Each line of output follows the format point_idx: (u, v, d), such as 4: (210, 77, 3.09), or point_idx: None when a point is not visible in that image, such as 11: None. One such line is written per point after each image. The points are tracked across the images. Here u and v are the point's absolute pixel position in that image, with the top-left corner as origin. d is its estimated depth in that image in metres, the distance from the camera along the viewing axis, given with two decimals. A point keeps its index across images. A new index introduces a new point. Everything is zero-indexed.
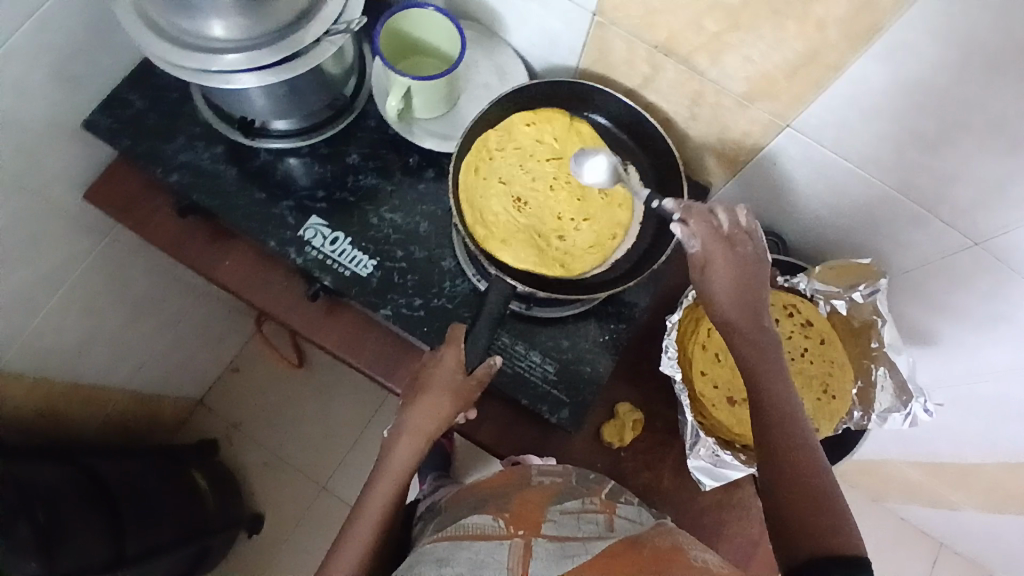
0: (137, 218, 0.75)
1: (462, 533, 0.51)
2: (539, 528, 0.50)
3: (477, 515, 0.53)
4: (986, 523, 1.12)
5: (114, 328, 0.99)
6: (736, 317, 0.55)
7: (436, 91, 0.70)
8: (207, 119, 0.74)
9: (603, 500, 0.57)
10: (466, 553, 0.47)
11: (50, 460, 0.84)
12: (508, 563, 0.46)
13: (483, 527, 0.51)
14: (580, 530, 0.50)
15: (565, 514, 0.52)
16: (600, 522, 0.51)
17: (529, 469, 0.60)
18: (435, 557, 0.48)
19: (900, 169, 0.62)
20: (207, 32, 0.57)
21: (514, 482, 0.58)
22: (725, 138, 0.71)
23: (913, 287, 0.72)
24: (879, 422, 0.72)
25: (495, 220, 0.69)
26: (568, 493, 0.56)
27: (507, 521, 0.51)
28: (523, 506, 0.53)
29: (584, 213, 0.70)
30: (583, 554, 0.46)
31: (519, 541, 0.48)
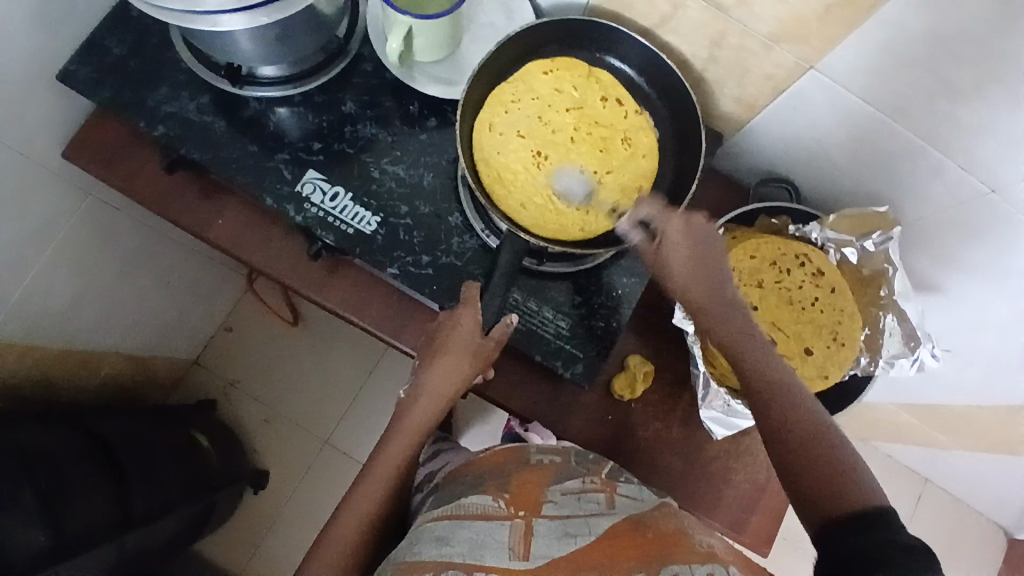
0: (120, 174, 0.71)
1: (463, 512, 0.49)
2: (540, 508, 0.49)
3: (477, 493, 0.51)
4: (970, 462, 1.16)
5: (102, 293, 0.95)
6: (694, 289, 0.57)
7: (438, 31, 0.65)
8: (190, 66, 0.68)
9: (603, 478, 0.55)
10: (466, 533, 0.47)
11: (49, 431, 0.83)
12: (510, 545, 0.46)
13: (483, 509, 0.49)
14: (581, 508, 0.50)
15: (565, 493, 0.51)
16: (601, 501, 0.51)
17: (528, 446, 0.56)
18: (435, 536, 0.47)
19: (926, 116, 0.59)
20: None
21: (514, 459, 0.55)
22: (744, 81, 0.68)
23: (926, 236, 0.72)
24: (886, 367, 0.72)
25: (514, 178, 0.67)
26: (568, 471, 0.54)
27: (508, 502, 0.50)
28: (522, 485, 0.51)
29: (606, 165, 0.68)
30: (585, 536, 0.47)
31: (520, 523, 0.48)
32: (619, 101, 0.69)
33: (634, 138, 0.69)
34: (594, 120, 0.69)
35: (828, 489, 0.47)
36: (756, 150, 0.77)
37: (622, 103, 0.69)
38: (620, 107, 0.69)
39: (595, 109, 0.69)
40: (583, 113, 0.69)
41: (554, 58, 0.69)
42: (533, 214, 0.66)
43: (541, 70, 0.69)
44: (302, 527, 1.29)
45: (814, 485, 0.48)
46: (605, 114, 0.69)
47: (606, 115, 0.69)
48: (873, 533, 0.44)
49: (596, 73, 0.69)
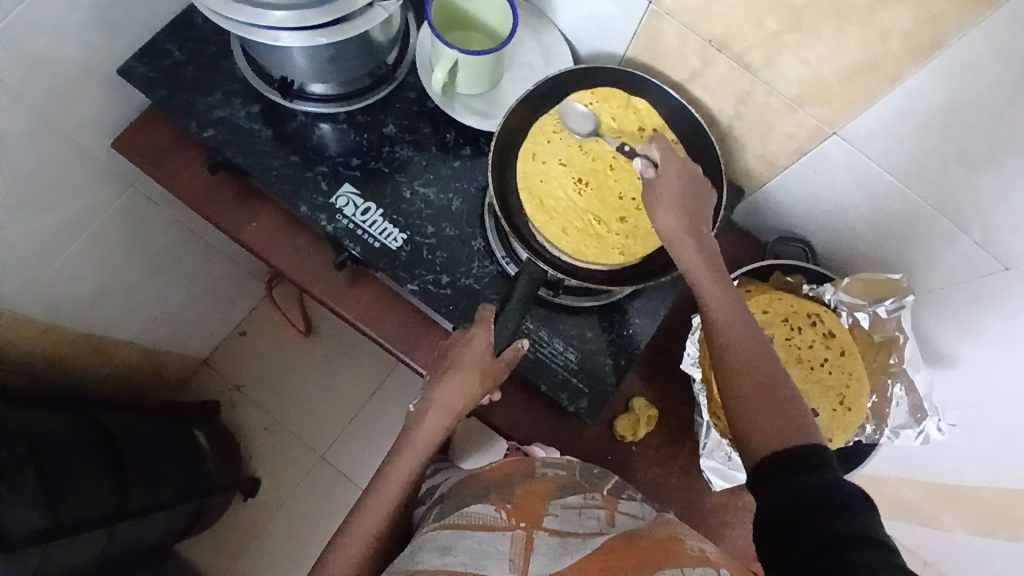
0: (166, 171, 0.74)
1: (465, 521, 0.49)
2: (542, 521, 0.49)
3: (481, 503, 0.51)
4: (975, 547, 1.13)
5: (128, 281, 0.98)
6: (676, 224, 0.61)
7: (481, 68, 0.69)
8: (246, 76, 0.73)
9: (604, 495, 0.56)
10: (468, 542, 0.47)
11: (56, 411, 0.84)
12: (511, 556, 0.46)
13: (485, 518, 0.49)
14: (582, 525, 0.50)
15: (567, 508, 0.51)
16: (601, 517, 0.51)
17: (533, 460, 0.58)
18: (438, 544, 0.47)
19: (942, 188, 0.61)
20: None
21: (519, 471, 0.56)
22: (767, 141, 0.70)
23: (939, 308, 0.72)
24: (891, 437, 0.72)
25: (556, 204, 0.69)
26: (570, 487, 0.55)
27: (509, 513, 0.50)
28: (526, 498, 0.52)
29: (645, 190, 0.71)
30: (581, 549, 0.46)
31: (521, 533, 0.48)
32: (654, 130, 0.71)
33: None
34: (633, 148, 0.71)
35: (774, 420, 0.50)
36: (775, 208, 0.79)
37: (657, 132, 0.71)
38: (656, 135, 0.71)
39: (634, 139, 0.71)
40: (621, 143, 0.71)
41: (594, 89, 0.72)
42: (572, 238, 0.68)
43: (581, 100, 0.71)
44: (288, 541, 1.28)
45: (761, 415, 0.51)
46: (644, 144, 0.71)
47: (643, 143, 0.71)
48: (810, 470, 0.47)
49: (632, 102, 0.71)
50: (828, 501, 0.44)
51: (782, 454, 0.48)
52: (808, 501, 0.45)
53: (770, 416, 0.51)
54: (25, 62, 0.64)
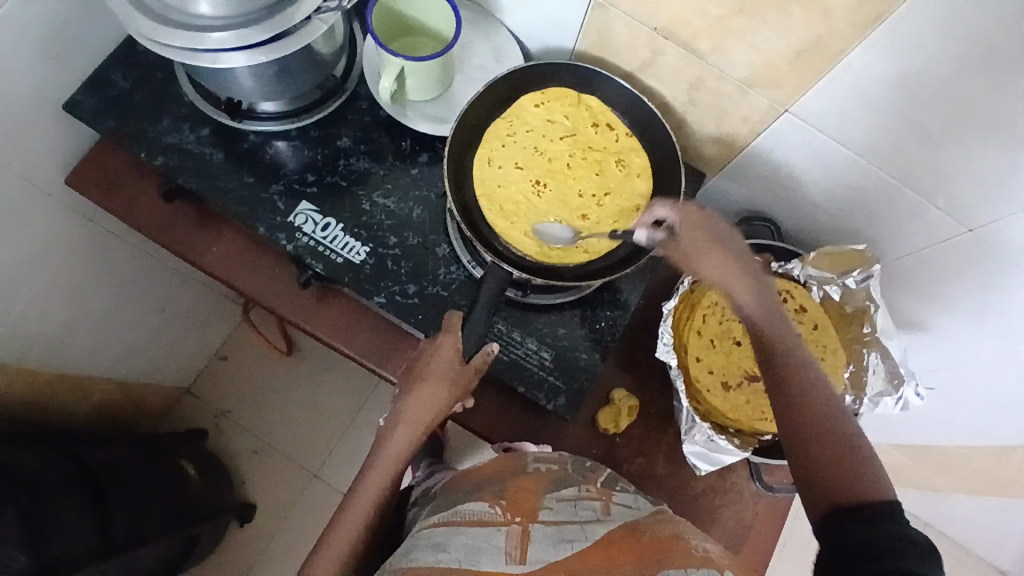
0: (120, 202, 0.73)
1: (459, 519, 0.49)
2: (537, 514, 0.48)
3: (473, 501, 0.51)
4: (968, 505, 1.14)
5: (98, 315, 0.96)
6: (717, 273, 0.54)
7: (430, 72, 0.68)
8: (193, 100, 0.71)
9: (598, 487, 0.54)
10: (462, 539, 0.46)
11: (36, 452, 0.82)
12: (506, 549, 0.44)
13: (479, 515, 0.49)
14: (578, 515, 0.48)
15: (561, 500, 0.50)
16: (597, 508, 0.50)
17: (525, 456, 0.58)
18: (431, 543, 0.47)
19: (897, 157, 0.61)
20: (193, 7, 0.55)
21: (510, 467, 0.56)
22: (723, 124, 0.71)
23: (906, 275, 0.73)
24: (871, 406, 0.72)
25: (517, 208, 0.69)
26: (564, 480, 0.54)
27: (504, 508, 0.49)
28: (519, 492, 0.51)
29: (604, 187, 0.71)
30: (581, 541, 0.45)
31: (516, 528, 0.47)
32: (606, 126, 0.72)
33: (625, 160, 0.71)
34: (588, 145, 0.72)
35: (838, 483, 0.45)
36: (737, 189, 0.79)
37: (609, 127, 0.72)
38: (608, 131, 0.72)
39: (588, 136, 0.72)
40: (575, 141, 0.72)
41: (544, 90, 0.72)
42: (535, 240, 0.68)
43: (532, 101, 0.72)
44: (288, 562, 1.27)
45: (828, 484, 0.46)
46: (598, 140, 0.72)
47: (597, 139, 0.72)
48: (874, 527, 0.43)
49: (582, 100, 0.72)
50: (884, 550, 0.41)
51: (853, 515, 0.44)
52: (874, 548, 0.42)
53: (841, 476, 0.45)
54: None
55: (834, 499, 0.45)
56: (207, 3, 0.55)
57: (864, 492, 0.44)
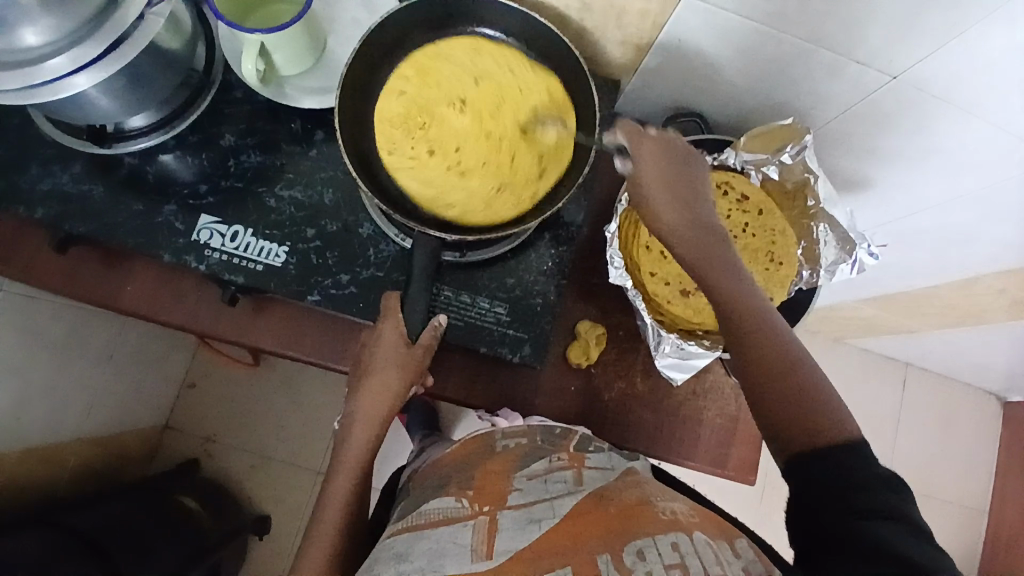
0: (11, 266, 0.67)
1: (422, 521, 0.46)
2: (505, 499, 0.47)
3: (437, 497, 0.49)
4: (943, 338, 1.19)
5: (40, 385, 0.91)
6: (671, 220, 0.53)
7: (297, 40, 0.61)
8: (53, 136, 0.64)
9: (570, 453, 0.54)
10: (426, 543, 0.44)
11: (18, 541, 0.79)
12: (473, 545, 0.43)
13: (444, 512, 0.47)
14: (549, 491, 0.48)
15: (531, 478, 0.49)
16: (569, 479, 0.49)
17: (493, 433, 0.56)
18: (394, 553, 0.45)
19: (803, 20, 0.58)
20: (14, 41, 0.48)
21: (479, 450, 0.54)
22: (623, 23, 0.66)
23: (841, 136, 0.72)
24: (827, 277, 0.73)
25: (406, 105, 0.65)
26: (534, 453, 0.53)
27: (471, 500, 0.47)
28: (486, 478, 0.50)
29: (506, 171, 0.65)
30: (549, 519, 0.45)
31: (484, 519, 0.45)
32: (528, 150, 0.65)
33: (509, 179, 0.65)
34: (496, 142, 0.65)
35: (808, 427, 0.47)
36: (655, 88, 0.75)
37: (529, 153, 0.65)
38: (525, 156, 0.65)
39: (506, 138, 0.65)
40: (497, 118, 0.66)
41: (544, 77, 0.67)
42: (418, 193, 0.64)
43: (487, 49, 0.67)
44: None
45: (793, 429, 0.48)
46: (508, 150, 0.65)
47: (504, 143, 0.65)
48: (854, 462, 0.46)
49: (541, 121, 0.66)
50: (868, 483, 0.45)
51: (818, 452, 0.47)
52: (839, 482, 0.45)
53: (805, 419, 0.47)
54: None
55: (804, 443, 0.47)
56: (31, 32, 0.48)
57: (825, 428, 0.47)
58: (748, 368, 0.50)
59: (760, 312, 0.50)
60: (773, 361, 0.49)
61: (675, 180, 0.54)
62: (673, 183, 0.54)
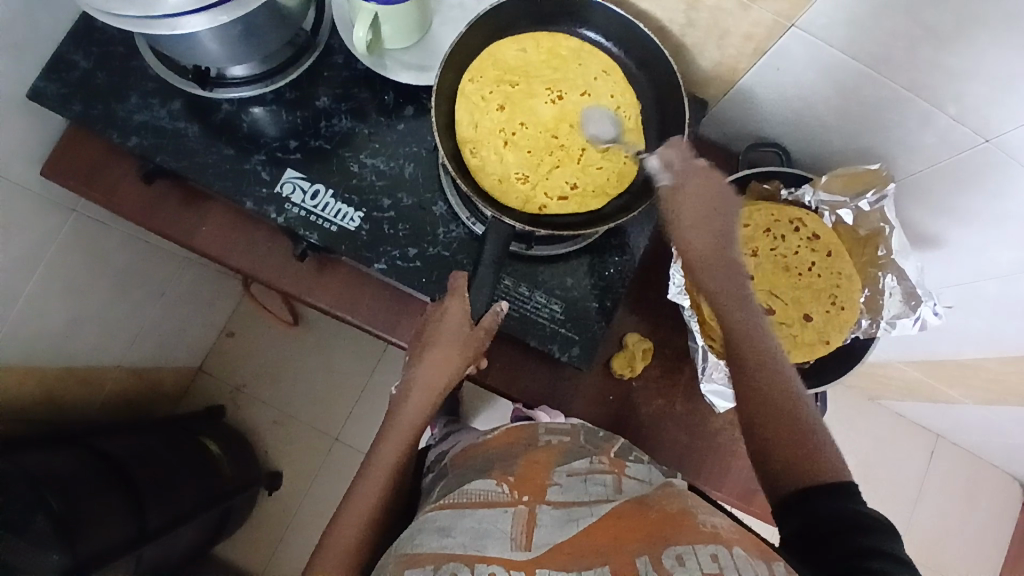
0: (101, 189, 0.70)
1: (465, 500, 0.48)
2: (545, 493, 0.48)
3: (481, 479, 0.49)
4: (981, 415, 1.15)
5: (97, 308, 0.94)
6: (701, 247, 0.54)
7: (407, 15, 0.63)
8: (159, 72, 0.67)
9: (612, 458, 0.53)
10: (468, 522, 0.45)
11: (56, 451, 0.82)
12: (513, 533, 0.44)
13: (486, 495, 0.48)
14: (588, 493, 0.48)
15: (572, 475, 0.50)
16: (609, 483, 0.49)
17: (537, 426, 0.55)
18: (437, 527, 0.46)
19: (910, 67, 0.57)
20: None
21: (522, 441, 0.53)
22: (723, 45, 0.65)
23: (920, 189, 0.70)
24: (888, 328, 0.70)
25: (519, 69, 0.67)
26: (576, 452, 0.52)
27: (512, 487, 0.48)
28: (530, 468, 0.50)
29: (567, 162, 0.66)
30: (587, 517, 0.45)
31: (524, 508, 0.46)
32: (583, 166, 0.66)
33: (551, 176, 0.65)
34: (559, 142, 0.66)
35: (802, 459, 0.47)
36: (742, 114, 0.75)
37: (581, 168, 0.66)
38: (576, 169, 0.66)
39: (570, 146, 0.66)
40: (576, 125, 0.67)
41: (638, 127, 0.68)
42: (485, 141, 0.65)
43: (609, 70, 0.68)
44: (319, 524, 1.30)
45: (790, 461, 0.47)
46: (566, 155, 0.66)
47: (566, 148, 0.66)
48: (845, 501, 0.45)
49: (608, 154, 0.66)
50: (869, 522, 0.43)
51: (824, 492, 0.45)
52: (845, 522, 0.44)
53: (805, 451, 0.47)
54: None
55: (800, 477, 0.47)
56: None
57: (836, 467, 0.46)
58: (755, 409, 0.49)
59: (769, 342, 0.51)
60: (774, 395, 0.49)
61: (713, 209, 0.54)
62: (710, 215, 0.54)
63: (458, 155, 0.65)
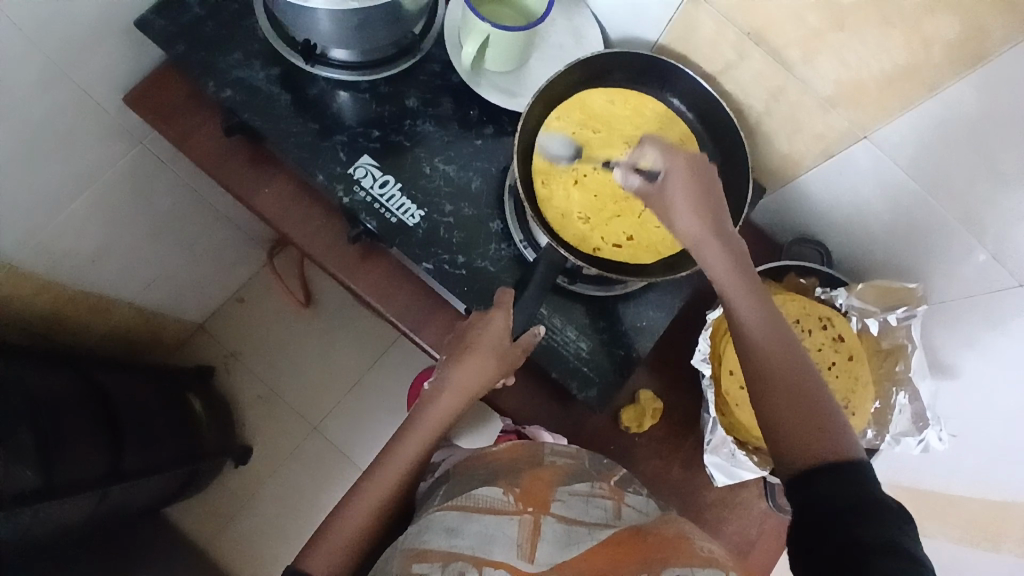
0: (180, 130, 0.72)
1: (472, 504, 0.49)
2: (549, 507, 0.49)
3: (487, 486, 0.51)
4: None
5: (131, 239, 0.95)
6: (700, 230, 0.55)
7: (514, 45, 0.67)
8: (266, 37, 0.70)
9: (611, 485, 0.54)
10: (476, 526, 0.48)
11: (51, 370, 0.82)
12: (519, 541, 0.47)
13: (492, 502, 0.49)
14: (589, 514, 0.49)
15: (574, 496, 0.51)
16: (608, 508, 0.50)
17: (541, 446, 0.56)
18: (445, 526, 0.48)
19: (967, 200, 0.60)
20: None
21: (525, 458, 0.54)
22: (794, 140, 0.69)
23: (948, 317, 0.72)
24: (891, 443, 0.73)
25: (604, 118, 0.70)
26: (578, 475, 0.54)
27: (517, 498, 0.50)
28: (534, 482, 0.52)
29: (627, 215, 0.68)
30: (587, 542, 0.47)
31: (529, 519, 0.48)
32: (641, 222, 0.68)
33: (609, 224, 0.68)
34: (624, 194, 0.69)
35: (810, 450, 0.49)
36: (798, 207, 0.78)
37: (638, 223, 0.68)
38: (634, 223, 0.68)
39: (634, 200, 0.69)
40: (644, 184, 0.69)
41: None
42: (556, 177, 0.68)
43: (687, 141, 0.71)
44: (279, 509, 1.28)
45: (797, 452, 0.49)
46: (628, 209, 0.68)
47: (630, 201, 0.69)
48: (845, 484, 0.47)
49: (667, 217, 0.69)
50: (863, 508, 0.45)
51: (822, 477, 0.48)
52: (844, 503, 0.46)
53: (807, 440, 0.49)
54: (51, 7, 0.62)
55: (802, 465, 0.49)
56: None
57: (836, 444, 0.48)
58: (764, 393, 0.51)
59: (766, 342, 0.52)
60: (777, 390, 0.51)
61: (706, 192, 0.56)
62: (707, 200, 0.56)
63: (527, 179, 0.67)
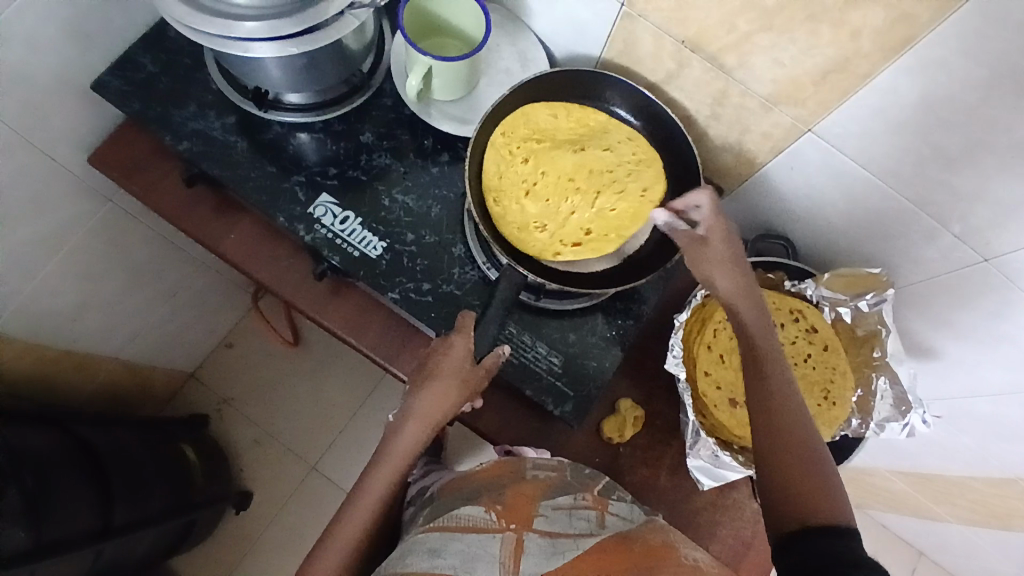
0: (142, 183, 0.74)
1: (454, 524, 0.48)
2: (532, 522, 0.48)
3: (470, 505, 0.50)
4: (966, 539, 1.13)
5: (110, 294, 0.96)
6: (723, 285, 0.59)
7: (459, 73, 0.69)
8: (220, 88, 0.72)
9: (596, 496, 0.55)
10: (459, 545, 0.46)
11: (40, 428, 0.82)
12: (501, 558, 0.45)
13: (475, 520, 0.48)
14: (573, 526, 0.48)
15: (557, 509, 0.50)
16: (592, 519, 0.50)
17: (525, 461, 0.57)
18: (427, 547, 0.46)
19: (915, 182, 0.61)
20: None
21: (508, 473, 0.54)
22: (743, 139, 0.70)
23: (916, 301, 0.72)
24: (876, 430, 0.71)
25: (548, 130, 0.71)
26: (561, 488, 0.54)
27: (499, 515, 0.49)
28: (517, 499, 0.51)
29: (582, 218, 0.69)
30: (573, 551, 0.45)
31: (511, 535, 0.47)
32: (597, 222, 0.69)
33: (566, 229, 0.68)
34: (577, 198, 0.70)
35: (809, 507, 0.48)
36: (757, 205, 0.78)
37: (593, 224, 0.69)
38: (589, 225, 0.69)
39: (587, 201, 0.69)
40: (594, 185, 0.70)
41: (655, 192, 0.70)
42: (508, 191, 0.69)
43: (632, 140, 0.72)
44: (282, 552, 1.27)
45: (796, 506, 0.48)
46: (582, 211, 0.69)
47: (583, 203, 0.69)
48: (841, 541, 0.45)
49: (620, 214, 0.69)
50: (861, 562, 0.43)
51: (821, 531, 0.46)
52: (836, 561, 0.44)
53: (806, 496, 0.48)
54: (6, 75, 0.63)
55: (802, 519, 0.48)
56: None
57: (830, 513, 0.47)
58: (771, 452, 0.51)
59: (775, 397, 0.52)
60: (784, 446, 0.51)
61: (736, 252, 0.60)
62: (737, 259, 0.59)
63: (483, 202, 0.68)
